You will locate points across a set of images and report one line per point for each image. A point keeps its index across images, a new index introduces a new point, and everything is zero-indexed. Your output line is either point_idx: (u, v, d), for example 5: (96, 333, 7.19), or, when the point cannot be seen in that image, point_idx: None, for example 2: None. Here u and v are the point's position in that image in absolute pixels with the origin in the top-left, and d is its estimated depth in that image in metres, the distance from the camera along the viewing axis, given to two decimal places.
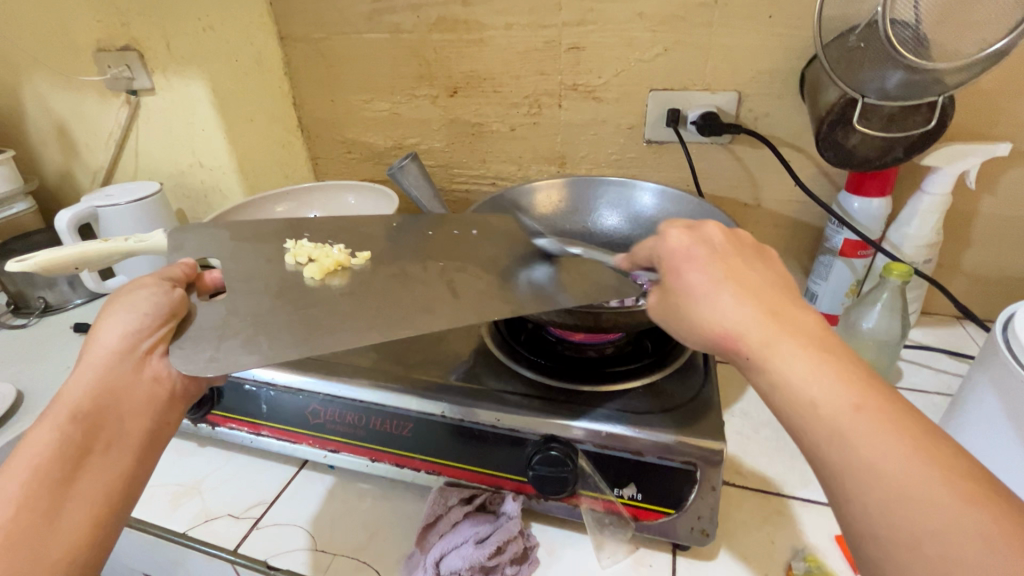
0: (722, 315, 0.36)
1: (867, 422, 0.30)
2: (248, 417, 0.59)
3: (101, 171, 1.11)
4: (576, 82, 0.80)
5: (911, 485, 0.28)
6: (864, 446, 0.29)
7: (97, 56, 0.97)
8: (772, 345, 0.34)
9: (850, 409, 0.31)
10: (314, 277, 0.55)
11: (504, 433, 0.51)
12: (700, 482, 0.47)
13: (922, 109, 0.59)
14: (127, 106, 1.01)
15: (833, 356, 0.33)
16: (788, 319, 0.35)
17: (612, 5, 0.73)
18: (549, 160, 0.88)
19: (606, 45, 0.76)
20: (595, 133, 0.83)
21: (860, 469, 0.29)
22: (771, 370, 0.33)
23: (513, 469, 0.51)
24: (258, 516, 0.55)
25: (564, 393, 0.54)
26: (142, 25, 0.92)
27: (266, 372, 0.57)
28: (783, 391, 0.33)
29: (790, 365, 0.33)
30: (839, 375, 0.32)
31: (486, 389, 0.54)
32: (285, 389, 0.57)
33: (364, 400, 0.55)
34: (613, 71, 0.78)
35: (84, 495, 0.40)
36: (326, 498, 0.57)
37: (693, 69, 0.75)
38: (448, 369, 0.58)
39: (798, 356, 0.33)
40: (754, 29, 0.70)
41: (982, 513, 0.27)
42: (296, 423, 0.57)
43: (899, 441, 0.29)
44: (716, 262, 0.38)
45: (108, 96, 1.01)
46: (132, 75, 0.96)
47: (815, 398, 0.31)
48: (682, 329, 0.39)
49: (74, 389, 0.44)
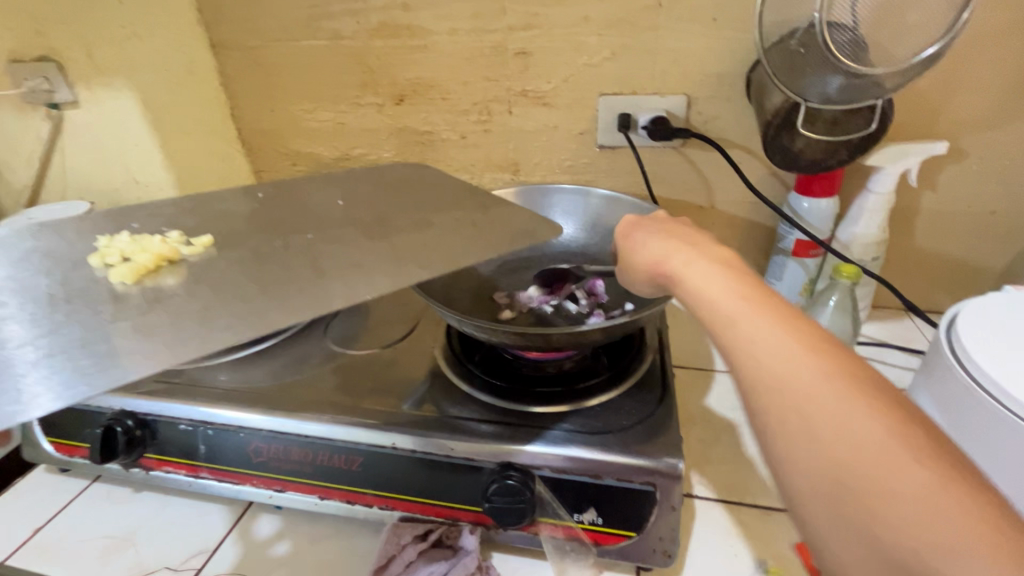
0: (652, 251, 0.44)
1: (766, 323, 0.32)
2: (185, 459, 0.55)
3: (25, 191, 1.02)
4: (525, 88, 0.78)
5: (790, 364, 0.30)
6: (757, 351, 0.31)
7: (11, 68, 0.89)
8: (687, 266, 0.39)
9: (765, 311, 0.33)
10: (127, 279, 0.50)
11: (462, 462, 0.49)
12: (660, 503, 0.46)
13: (861, 113, 0.60)
14: (48, 121, 0.93)
15: (740, 274, 0.37)
16: (706, 249, 0.41)
17: (557, 10, 0.72)
18: (502, 167, 0.85)
19: (553, 50, 0.75)
20: (547, 140, 0.82)
21: (745, 357, 0.32)
22: (684, 288, 0.39)
23: (470, 501, 0.49)
24: (199, 566, 0.51)
25: (521, 419, 0.52)
26: (60, 35, 0.85)
27: (206, 408, 0.54)
28: (694, 298, 0.37)
29: (698, 278, 0.38)
30: (736, 280, 0.36)
31: (437, 420, 0.52)
32: (225, 428, 0.53)
33: (316, 437, 0.51)
34: (562, 76, 0.76)
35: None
36: (274, 541, 0.54)
37: (641, 73, 0.74)
38: (405, 397, 0.55)
39: (707, 273, 0.38)
40: (699, 31, 0.70)
41: (852, 386, 0.28)
42: (237, 463, 0.54)
43: (783, 330, 0.31)
44: (655, 224, 0.47)
45: (26, 111, 0.93)
46: (52, 89, 0.89)
47: (720, 304, 0.35)
48: (629, 274, 0.47)
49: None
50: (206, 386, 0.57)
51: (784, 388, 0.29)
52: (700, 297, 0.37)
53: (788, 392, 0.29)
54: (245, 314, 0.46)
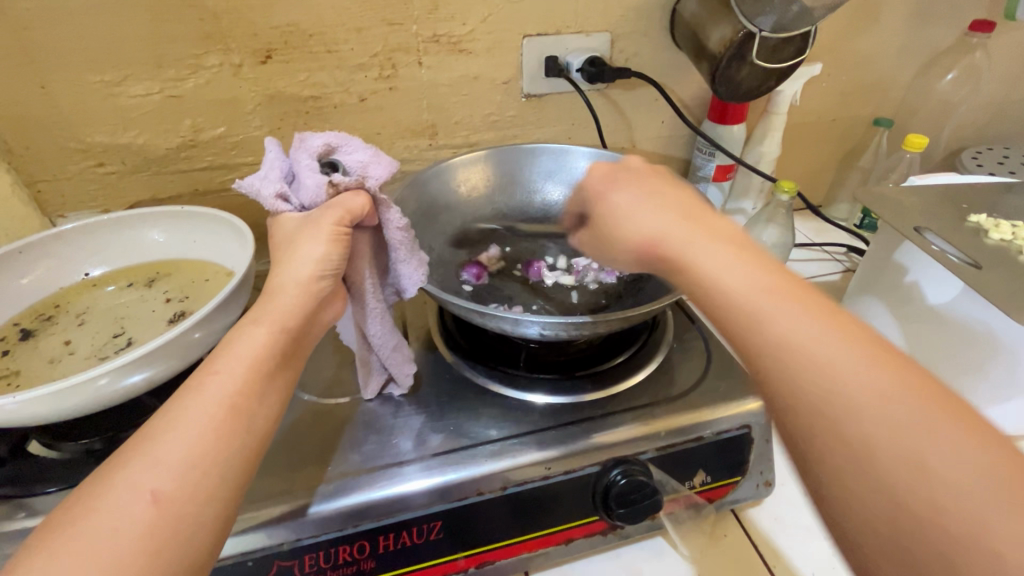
0: (646, 224, 0.39)
1: (718, 246, 0.36)
2: (639, 354, 0.56)
3: (144, 221, 0.60)
4: (842, 84, 0.85)
5: (900, 421, 0.27)
6: (725, 279, 0.34)
7: (245, 42, 0.64)
8: (692, 245, 0.36)
9: (739, 300, 0.33)
10: None
11: (715, 443, 0.49)
12: (757, 438, 0.50)
13: None
14: (286, 117, 0.69)
15: (763, 265, 0.34)
16: (707, 225, 0.37)
17: (892, 18, 0.80)
18: (796, 154, 0.91)
19: (877, 50, 0.83)
20: (838, 129, 0.90)
21: (823, 395, 0.29)
22: (613, 211, 0.42)
23: (723, 473, 0.49)
24: (702, 436, 0.49)
25: (761, 417, 0.50)
26: (351, 21, 0.65)
27: (570, 403, 0.51)
28: (716, 296, 0.34)
29: (711, 266, 0.35)
30: (756, 269, 0.34)
31: (713, 437, 0.49)
32: (618, 419, 0.49)
33: (695, 321, 0.61)
34: (872, 77, 0.85)
35: (108, 517, 0.28)
36: (761, 442, 0.51)
37: (923, 96, 0.89)
38: (720, 411, 0.49)
39: (712, 250, 0.35)
40: (933, 89, 0.88)
41: (907, 389, 0.28)
42: (492, 539, 0.45)
43: (888, 381, 0.28)
44: (637, 186, 0.43)
45: (231, 45, 0.63)
46: (320, 95, 0.69)
47: (676, 246, 0.37)
48: (606, 245, 0.43)
49: (253, 332, 0.37)
50: (561, 427, 0.48)
51: (778, 325, 0.31)
52: (628, 235, 0.40)
53: (755, 314, 0.32)
54: (977, 255, 0.54)
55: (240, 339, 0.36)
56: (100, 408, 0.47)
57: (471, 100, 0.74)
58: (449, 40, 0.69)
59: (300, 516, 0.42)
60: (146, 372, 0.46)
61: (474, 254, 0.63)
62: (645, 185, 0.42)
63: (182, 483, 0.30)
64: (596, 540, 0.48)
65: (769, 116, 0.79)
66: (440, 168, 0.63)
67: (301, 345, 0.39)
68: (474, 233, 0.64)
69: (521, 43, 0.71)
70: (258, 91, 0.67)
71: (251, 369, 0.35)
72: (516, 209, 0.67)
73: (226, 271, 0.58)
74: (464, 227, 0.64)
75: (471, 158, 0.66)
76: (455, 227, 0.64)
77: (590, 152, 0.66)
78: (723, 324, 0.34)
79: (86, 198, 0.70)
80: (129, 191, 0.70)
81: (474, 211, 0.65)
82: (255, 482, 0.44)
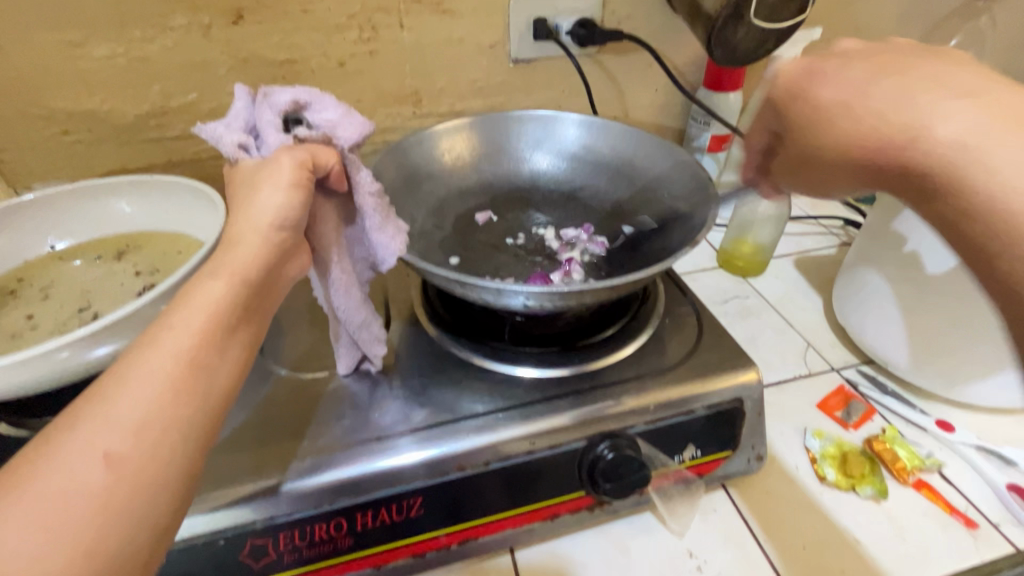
0: (887, 121, 0.38)
1: (977, 112, 0.35)
2: (628, 326, 0.54)
3: (111, 190, 0.57)
4: (843, 50, 0.82)
5: None
6: (1010, 170, 0.33)
7: (214, 0, 0.60)
8: (936, 120, 0.36)
9: (1022, 191, 0.33)
10: None
11: (706, 417, 0.47)
12: (749, 410, 0.49)
13: None
14: (262, 82, 0.66)
15: (1018, 129, 0.34)
16: (948, 102, 0.36)
17: None
18: None
19: (880, 14, 0.79)
20: None
21: None
22: (839, 110, 0.40)
23: (713, 447, 0.48)
24: (693, 410, 0.47)
25: (753, 389, 0.49)
26: None
27: (555, 376, 0.49)
28: (981, 183, 0.34)
29: (961, 135, 0.35)
30: (1005, 142, 0.34)
31: (704, 410, 0.47)
32: (606, 392, 0.47)
33: (686, 294, 0.59)
34: (874, 43, 0.82)
35: (53, 481, 0.26)
36: (753, 415, 0.49)
37: None
38: (711, 384, 0.48)
39: (986, 123, 0.35)
40: (936, 55, 0.85)
41: None
42: (476, 514, 0.44)
43: None
44: (862, 65, 0.40)
45: (200, 3, 0.60)
46: (297, 59, 0.66)
47: (932, 133, 0.36)
48: (806, 151, 0.43)
49: (210, 285, 0.34)
50: (546, 401, 0.46)
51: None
52: (836, 132, 0.40)
53: (1008, 190, 0.33)
54: None
55: (197, 292, 0.34)
56: (64, 384, 0.45)
57: (457, 65, 0.71)
58: (433, 0, 0.66)
59: (274, 492, 0.40)
60: (111, 346, 0.44)
61: (458, 224, 0.60)
62: (855, 73, 0.41)
63: (137, 442, 0.28)
64: (582, 516, 0.47)
65: (767, 83, 0.76)
66: (423, 134, 0.61)
67: (264, 300, 0.37)
68: (459, 203, 0.62)
69: (508, 3, 0.68)
70: (231, 54, 0.63)
71: (209, 323, 0.33)
72: (503, 178, 0.65)
73: (199, 242, 0.55)
74: (448, 197, 0.61)
75: (455, 125, 0.63)
76: (439, 196, 0.61)
77: (579, 118, 0.64)
78: (955, 201, 0.36)
79: (53, 169, 0.66)
80: (98, 161, 0.67)
81: (459, 180, 0.63)
82: (228, 459, 0.42)
